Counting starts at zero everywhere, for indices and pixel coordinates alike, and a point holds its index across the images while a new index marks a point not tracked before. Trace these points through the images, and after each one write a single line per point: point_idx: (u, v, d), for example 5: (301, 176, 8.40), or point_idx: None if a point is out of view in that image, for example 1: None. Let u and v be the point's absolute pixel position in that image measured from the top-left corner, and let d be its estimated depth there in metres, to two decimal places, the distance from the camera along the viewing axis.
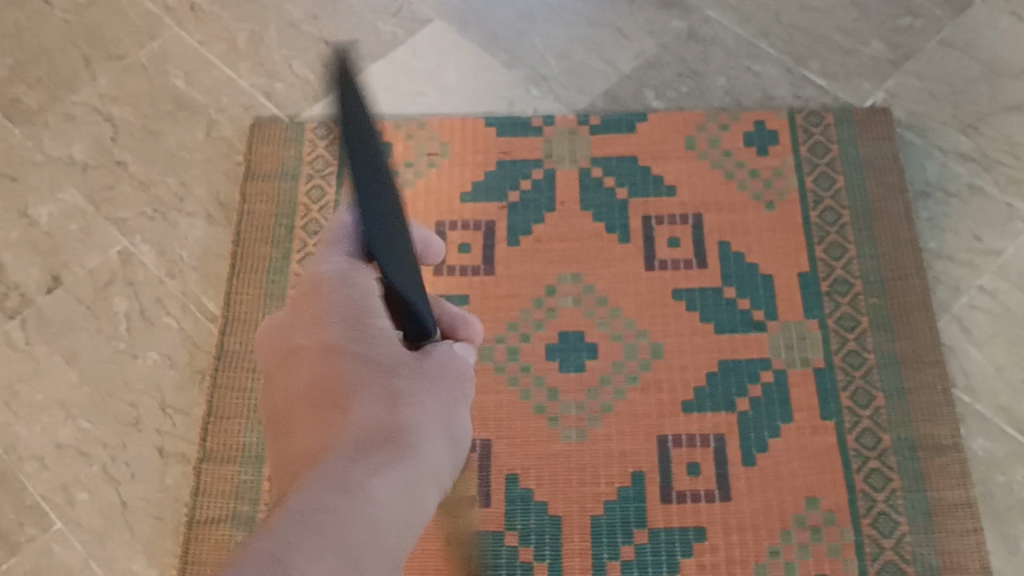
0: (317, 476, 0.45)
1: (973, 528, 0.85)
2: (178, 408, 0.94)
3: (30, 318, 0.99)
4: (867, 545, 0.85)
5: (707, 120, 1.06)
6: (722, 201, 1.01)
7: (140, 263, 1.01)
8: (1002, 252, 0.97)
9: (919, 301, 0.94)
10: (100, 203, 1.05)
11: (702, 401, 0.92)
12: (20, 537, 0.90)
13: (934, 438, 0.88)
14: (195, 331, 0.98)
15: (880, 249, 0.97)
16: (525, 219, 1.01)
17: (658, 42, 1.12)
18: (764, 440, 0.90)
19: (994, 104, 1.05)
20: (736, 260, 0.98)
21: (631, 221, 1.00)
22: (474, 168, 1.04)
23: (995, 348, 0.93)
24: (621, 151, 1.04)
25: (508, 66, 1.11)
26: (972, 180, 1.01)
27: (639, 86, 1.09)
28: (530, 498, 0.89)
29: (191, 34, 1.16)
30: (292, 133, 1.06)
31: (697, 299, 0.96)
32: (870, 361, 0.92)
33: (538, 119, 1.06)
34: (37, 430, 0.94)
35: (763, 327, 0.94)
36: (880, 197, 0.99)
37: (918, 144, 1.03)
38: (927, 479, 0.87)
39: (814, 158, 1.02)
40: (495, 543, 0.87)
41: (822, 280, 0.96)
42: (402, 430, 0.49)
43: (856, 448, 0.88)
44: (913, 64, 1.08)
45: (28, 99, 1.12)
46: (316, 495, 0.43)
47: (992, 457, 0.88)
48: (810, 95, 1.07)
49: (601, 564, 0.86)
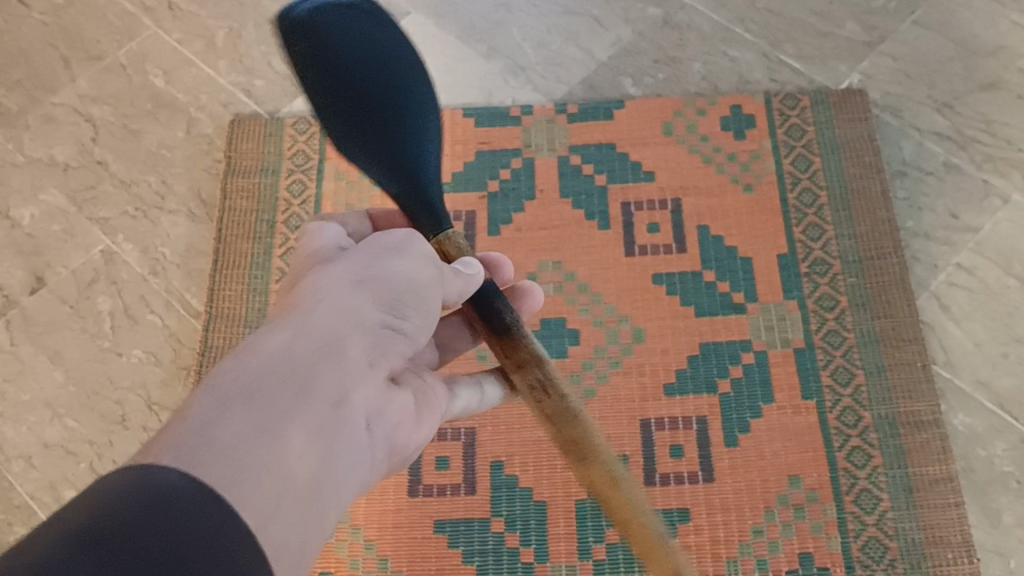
0: (246, 353, 0.45)
1: (954, 502, 0.85)
2: (163, 404, 0.95)
3: (14, 318, 1.00)
4: (850, 522, 0.86)
5: (684, 105, 1.06)
6: (701, 185, 1.01)
7: (123, 262, 1.02)
8: (979, 229, 0.98)
9: (898, 280, 0.95)
10: (82, 203, 1.06)
11: (684, 384, 0.92)
12: (10, 537, 0.90)
13: (914, 415, 0.89)
14: (179, 329, 0.98)
15: (858, 229, 0.97)
16: (505, 208, 1.01)
17: (635, 29, 1.12)
18: (746, 421, 0.90)
19: (969, 83, 1.06)
20: (715, 244, 0.98)
21: (610, 207, 1.01)
22: (453, 159, 1.04)
23: (973, 324, 0.94)
24: (599, 138, 1.05)
25: (485, 57, 1.11)
26: (948, 159, 1.02)
27: (616, 74, 1.10)
28: (515, 484, 0.89)
29: (169, 32, 1.16)
30: (272, 129, 1.07)
31: (677, 283, 0.97)
32: (850, 340, 0.93)
33: (516, 109, 1.07)
34: (23, 430, 0.94)
35: (742, 309, 0.95)
36: (856, 177, 1.00)
37: (893, 124, 1.04)
38: (908, 456, 0.87)
39: (791, 140, 1.03)
40: (481, 530, 0.88)
41: (801, 261, 0.97)
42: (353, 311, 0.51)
43: (837, 427, 0.89)
44: (888, 45, 1.09)
45: (8, 101, 1.13)
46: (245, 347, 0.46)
47: (973, 432, 0.89)
48: (786, 78, 1.08)
49: (587, 548, 0.86)
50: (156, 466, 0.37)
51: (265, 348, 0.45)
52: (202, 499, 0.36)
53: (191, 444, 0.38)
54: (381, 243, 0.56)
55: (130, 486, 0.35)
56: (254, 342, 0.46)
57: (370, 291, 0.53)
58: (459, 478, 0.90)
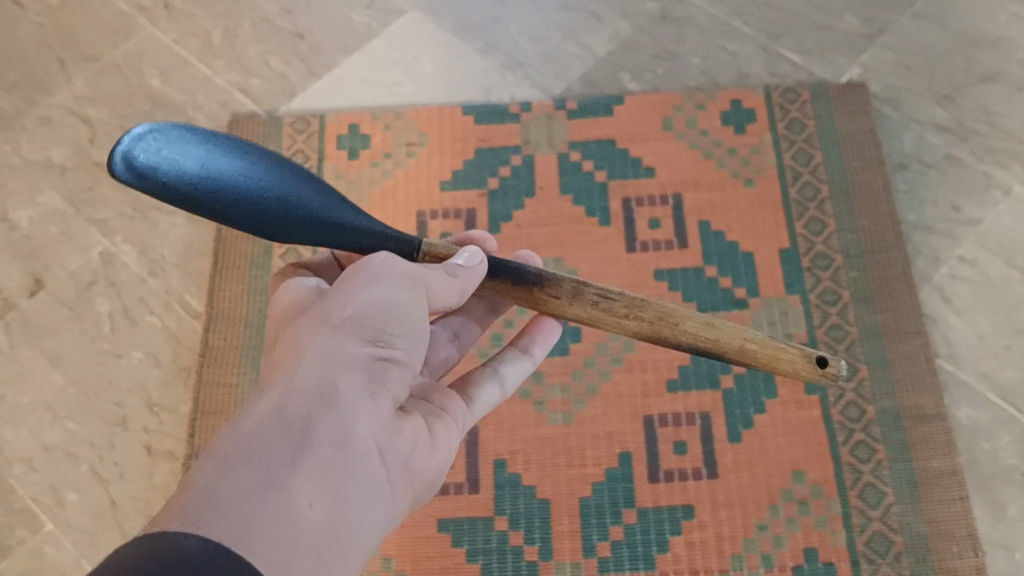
0: (239, 420, 0.47)
1: (959, 496, 0.85)
2: (164, 406, 0.94)
3: (13, 321, 0.99)
4: (855, 516, 0.85)
5: (683, 100, 1.06)
6: (701, 180, 1.01)
7: (122, 263, 1.01)
8: (981, 221, 0.97)
9: (900, 273, 0.94)
10: (79, 204, 1.05)
11: (686, 380, 0.92)
12: (11, 540, 0.90)
13: (917, 408, 0.89)
14: (179, 329, 0.98)
15: (860, 223, 0.97)
16: (505, 206, 1.01)
17: (633, 24, 1.12)
18: (749, 417, 0.90)
19: (969, 75, 1.05)
20: (716, 239, 0.98)
21: (611, 203, 1.00)
22: (452, 157, 1.04)
23: (976, 316, 0.93)
24: (599, 134, 1.04)
25: (483, 53, 1.11)
26: (949, 151, 1.01)
27: (615, 70, 1.09)
28: (519, 483, 0.89)
29: (165, 32, 1.16)
30: (270, 128, 1.06)
31: (679, 279, 0.96)
32: (853, 334, 0.92)
33: (515, 105, 1.06)
34: (24, 433, 0.94)
35: (745, 304, 0.95)
36: (858, 171, 1.00)
37: (894, 117, 1.04)
38: (912, 449, 0.87)
39: (791, 135, 1.02)
40: (485, 528, 0.87)
41: (803, 256, 0.96)
42: (341, 347, 0.52)
43: (841, 421, 0.89)
44: (887, 38, 1.08)
45: (4, 103, 1.12)
46: (239, 415, 0.48)
47: (977, 425, 0.89)
48: (786, 71, 1.07)
49: (591, 545, 0.86)
50: (171, 535, 0.39)
51: (259, 409, 0.47)
52: (220, 558, 0.38)
53: (199, 514, 0.40)
54: (356, 277, 0.56)
55: (146, 554, 0.37)
56: (247, 406, 0.48)
57: (356, 325, 0.54)
58: (461, 477, 0.90)
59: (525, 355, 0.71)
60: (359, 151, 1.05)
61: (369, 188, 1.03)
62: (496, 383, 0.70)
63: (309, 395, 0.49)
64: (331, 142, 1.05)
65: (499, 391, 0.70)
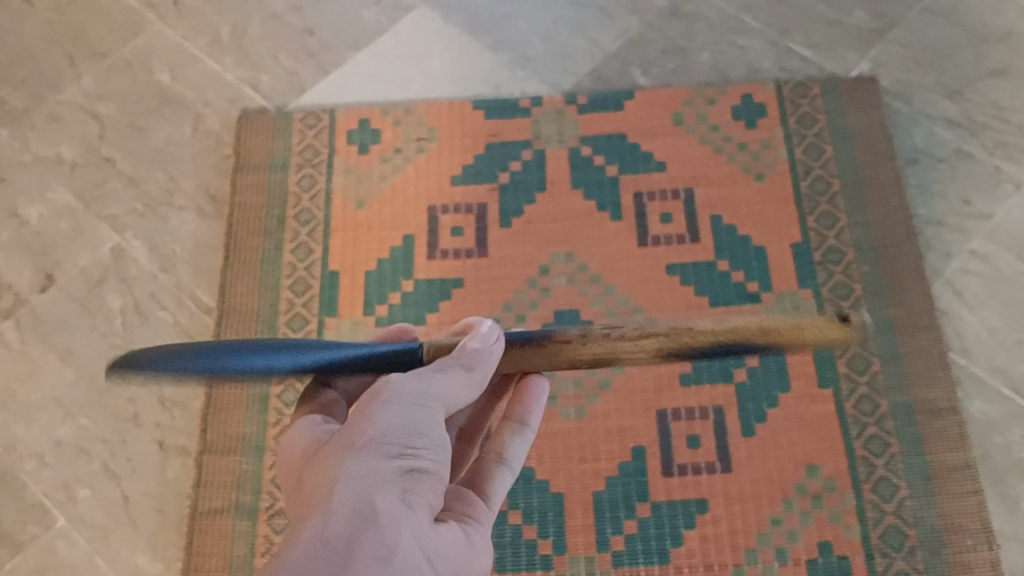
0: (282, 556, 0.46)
1: (973, 489, 0.85)
2: (176, 401, 0.94)
3: (23, 318, 0.99)
4: (869, 510, 0.85)
5: (694, 95, 1.06)
6: (712, 175, 1.01)
7: (132, 259, 1.01)
8: (992, 215, 0.97)
9: (911, 267, 0.94)
10: (90, 200, 1.05)
11: (699, 374, 0.92)
12: (24, 536, 0.89)
13: (931, 402, 0.89)
14: (191, 325, 0.97)
15: (871, 217, 0.97)
16: (516, 201, 1.01)
17: (642, 19, 1.12)
18: (762, 411, 0.90)
19: (979, 69, 1.05)
20: (728, 234, 0.98)
21: (622, 198, 1.00)
22: (462, 152, 1.04)
23: (988, 310, 0.93)
24: (610, 129, 1.04)
25: (492, 49, 1.11)
26: (960, 145, 1.01)
27: (625, 65, 1.09)
28: (532, 477, 0.89)
29: (174, 29, 1.16)
30: (280, 124, 1.06)
31: (691, 273, 0.96)
32: (865, 328, 0.92)
33: (525, 100, 1.06)
34: (35, 429, 0.94)
35: (757, 299, 0.95)
36: (869, 165, 1.00)
37: (904, 111, 1.04)
38: (925, 443, 0.87)
39: (802, 129, 1.02)
40: (498, 522, 0.87)
41: (814, 250, 0.96)
42: (372, 463, 0.52)
43: (854, 415, 0.89)
44: (897, 32, 1.08)
45: (13, 100, 1.12)
46: (281, 551, 0.47)
47: (990, 420, 0.89)
48: (795, 66, 1.07)
49: (605, 540, 0.86)
50: None
51: (299, 543, 0.47)
52: None
53: None
54: (370, 401, 0.55)
55: None
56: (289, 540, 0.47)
57: (383, 439, 0.53)
58: None
59: (522, 427, 0.66)
60: (370, 147, 1.05)
61: (380, 184, 1.03)
62: (505, 466, 0.64)
63: (345, 518, 0.48)
64: (341, 138, 1.05)
65: (512, 472, 0.64)
